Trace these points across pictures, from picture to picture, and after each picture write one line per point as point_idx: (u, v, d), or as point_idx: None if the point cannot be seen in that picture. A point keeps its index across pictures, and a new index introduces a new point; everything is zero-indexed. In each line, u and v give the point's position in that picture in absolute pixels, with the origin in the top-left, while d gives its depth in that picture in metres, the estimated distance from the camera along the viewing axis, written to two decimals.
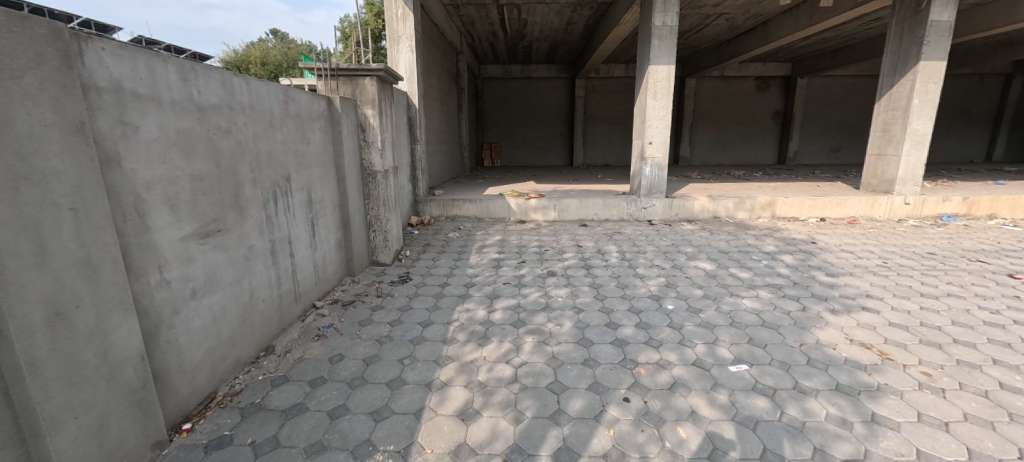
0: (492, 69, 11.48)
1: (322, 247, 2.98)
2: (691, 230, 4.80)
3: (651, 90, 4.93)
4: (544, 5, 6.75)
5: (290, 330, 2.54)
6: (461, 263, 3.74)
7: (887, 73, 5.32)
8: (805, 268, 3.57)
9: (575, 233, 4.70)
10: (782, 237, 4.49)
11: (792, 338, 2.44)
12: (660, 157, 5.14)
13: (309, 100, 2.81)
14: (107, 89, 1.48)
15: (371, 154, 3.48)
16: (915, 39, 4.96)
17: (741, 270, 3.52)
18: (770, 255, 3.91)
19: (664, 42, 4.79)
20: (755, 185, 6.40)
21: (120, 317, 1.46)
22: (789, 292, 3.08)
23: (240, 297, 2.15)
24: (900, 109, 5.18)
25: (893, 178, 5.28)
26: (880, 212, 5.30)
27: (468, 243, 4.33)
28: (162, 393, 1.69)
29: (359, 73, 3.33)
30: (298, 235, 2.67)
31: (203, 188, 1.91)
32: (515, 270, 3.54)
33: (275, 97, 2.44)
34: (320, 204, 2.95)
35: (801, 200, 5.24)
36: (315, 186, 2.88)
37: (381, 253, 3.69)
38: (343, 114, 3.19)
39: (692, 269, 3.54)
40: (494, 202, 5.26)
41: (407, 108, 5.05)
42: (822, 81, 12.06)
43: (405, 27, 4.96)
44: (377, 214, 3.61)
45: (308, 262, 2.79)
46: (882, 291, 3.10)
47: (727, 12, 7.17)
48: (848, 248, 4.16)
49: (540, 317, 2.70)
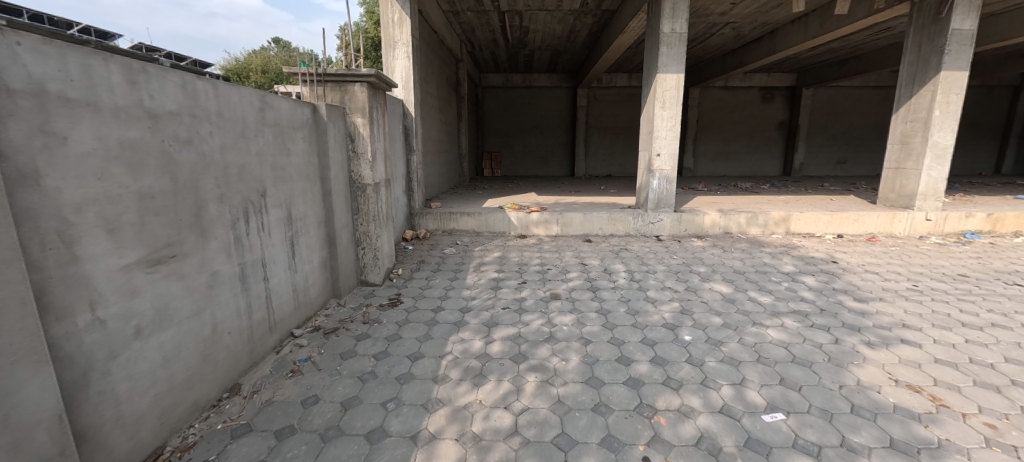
0: (492, 77, 11.28)
1: (303, 269, 2.70)
2: (702, 247, 4.52)
3: (660, 100, 4.68)
4: (546, 12, 6.56)
5: (262, 365, 2.26)
6: (458, 283, 3.46)
7: (905, 83, 5.08)
8: (830, 291, 3.29)
9: (579, 249, 4.43)
10: (800, 256, 4.21)
11: (830, 378, 2.16)
12: (669, 169, 4.87)
13: (291, 108, 2.54)
14: (23, 93, 1.23)
15: (360, 166, 3.22)
16: (936, 48, 4.73)
17: (761, 294, 3.24)
18: (790, 276, 3.62)
19: (673, 49, 4.57)
20: (765, 198, 6.13)
21: (29, 371, 1.19)
22: (818, 321, 2.80)
23: (200, 331, 1.87)
24: (919, 121, 4.93)
25: (913, 193, 5.01)
26: (901, 228, 5.03)
27: (465, 261, 4.04)
28: (90, 456, 1.41)
29: (347, 78, 3.07)
30: (275, 256, 2.40)
31: (154, 207, 1.64)
32: (516, 293, 3.25)
33: (250, 105, 2.18)
34: (301, 221, 2.67)
35: (816, 215, 4.98)
36: (296, 201, 2.61)
37: (370, 272, 3.40)
38: (329, 122, 2.93)
39: (707, 291, 3.26)
40: (494, 216, 4.98)
41: (403, 116, 4.81)
42: (828, 92, 11.86)
43: (401, 32, 4.72)
44: (367, 230, 3.33)
45: (286, 286, 2.51)
46: (919, 320, 2.82)
47: (734, 21, 6.98)
48: (873, 268, 3.88)
49: (543, 349, 2.42)
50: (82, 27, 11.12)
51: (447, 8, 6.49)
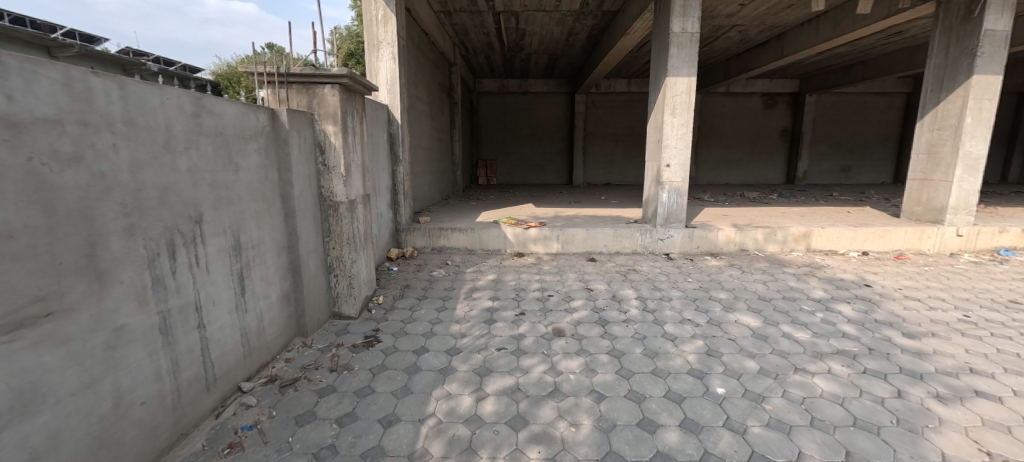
0: (488, 83, 10.94)
1: (255, 308, 2.23)
2: (718, 267, 4.10)
3: (669, 106, 4.28)
4: (545, 13, 6.17)
5: (194, 436, 1.79)
6: (446, 315, 3.00)
7: (931, 88, 4.71)
8: (875, 325, 2.87)
9: (583, 271, 3.98)
10: (828, 278, 3.79)
11: (906, 450, 1.74)
12: (679, 181, 4.46)
13: (239, 113, 2.09)
14: None
15: (332, 181, 2.76)
16: (966, 50, 4.36)
17: (796, 329, 2.79)
18: (823, 305, 3.19)
19: (684, 50, 4.17)
20: (779, 211, 5.71)
21: None
22: (870, 365, 2.37)
23: (95, 409, 1.41)
24: (949, 129, 4.54)
25: (943, 206, 4.62)
26: (930, 244, 4.63)
27: (456, 286, 3.58)
28: None
29: (315, 79, 2.62)
30: (215, 297, 1.94)
31: (12, 251, 1.19)
32: (513, 329, 2.79)
33: (178, 111, 1.74)
34: (253, 250, 2.21)
35: (839, 230, 4.57)
36: (246, 225, 2.15)
37: (344, 303, 2.93)
38: (293, 130, 2.47)
39: (734, 325, 2.82)
40: (488, 232, 4.53)
41: (387, 123, 4.36)
42: (831, 98, 11.56)
43: (386, 31, 4.27)
44: (340, 255, 2.86)
45: (229, 331, 2.04)
46: (989, 365, 2.39)
47: (741, 23, 6.62)
48: (912, 293, 3.46)
49: (547, 409, 1.97)
50: (67, 31, 10.78)
51: (439, 8, 6.08)
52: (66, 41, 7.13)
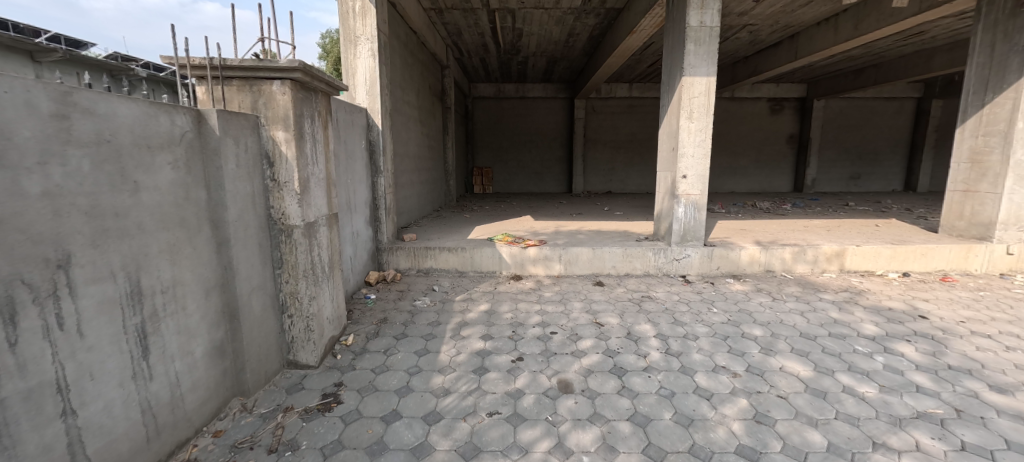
0: (483, 87, 10.48)
1: (168, 372, 1.69)
2: (744, 293, 3.58)
3: (685, 109, 3.78)
4: (543, 10, 5.67)
5: None
6: (428, 362, 2.46)
7: (974, 89, 4.23)
8: (952, 374, 2.34)
9: (590, 298, 3.46)
10: (873, 307, 3.28)
11: None
12: (697, 194, 3.94)
13: (141, 114, 1.57)
14: None
15: (283, 199, 2.23)
16: (1016, 47, 3.89)
17: (857, 380, 2.27)
18: (880, 344, 2.66)
19: (702, 47, 3.68)
20: (802, 224, 5.21)
21: None
22: (968, 437, 1.84)
23: None
24: (996, 135, 4.07)
25: (992, 221, 4.13)
26: (975, 264, 4.15)
27: (442, 320, 3.03)
28: None
29: (260, 74, 2.11)
30: (95, 368, 1.40)
31: None
32: (509, 383, 2.25)
33: (26, 108, 1.21)
34: (165, 295, 1.67)
35: (876, 249, 4.07)
36: (153, 264, 1.61)
37: (301, 350, 2.39)
38: (227, 137, 1.94)
39: (781, 375, 2.30)
40: (481, 252, 4.00)
41: (367, 128, 3.85)
42: (839, 103, 11.16)
43: (365, 24, 3.77)
44: (294, 291, 2.33)
45: (123, 410, 1.50)
46: None
47: (753, 22, 6.17)
48: (977, 326, 2.95)
49: None
50: (52, 35, 10.33)
51: (428, 5, 5.59)
52: (49, 45, 6.56)
